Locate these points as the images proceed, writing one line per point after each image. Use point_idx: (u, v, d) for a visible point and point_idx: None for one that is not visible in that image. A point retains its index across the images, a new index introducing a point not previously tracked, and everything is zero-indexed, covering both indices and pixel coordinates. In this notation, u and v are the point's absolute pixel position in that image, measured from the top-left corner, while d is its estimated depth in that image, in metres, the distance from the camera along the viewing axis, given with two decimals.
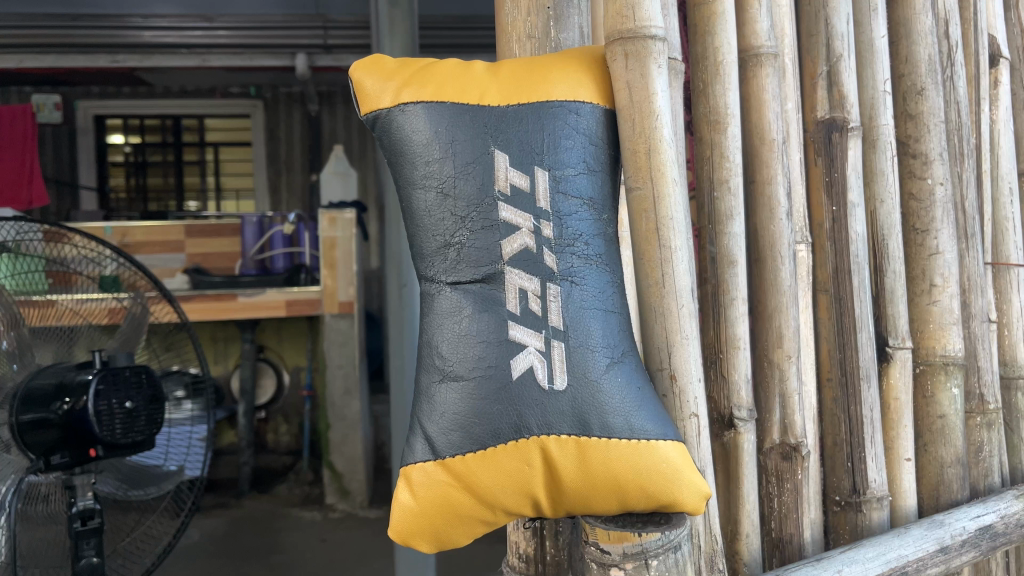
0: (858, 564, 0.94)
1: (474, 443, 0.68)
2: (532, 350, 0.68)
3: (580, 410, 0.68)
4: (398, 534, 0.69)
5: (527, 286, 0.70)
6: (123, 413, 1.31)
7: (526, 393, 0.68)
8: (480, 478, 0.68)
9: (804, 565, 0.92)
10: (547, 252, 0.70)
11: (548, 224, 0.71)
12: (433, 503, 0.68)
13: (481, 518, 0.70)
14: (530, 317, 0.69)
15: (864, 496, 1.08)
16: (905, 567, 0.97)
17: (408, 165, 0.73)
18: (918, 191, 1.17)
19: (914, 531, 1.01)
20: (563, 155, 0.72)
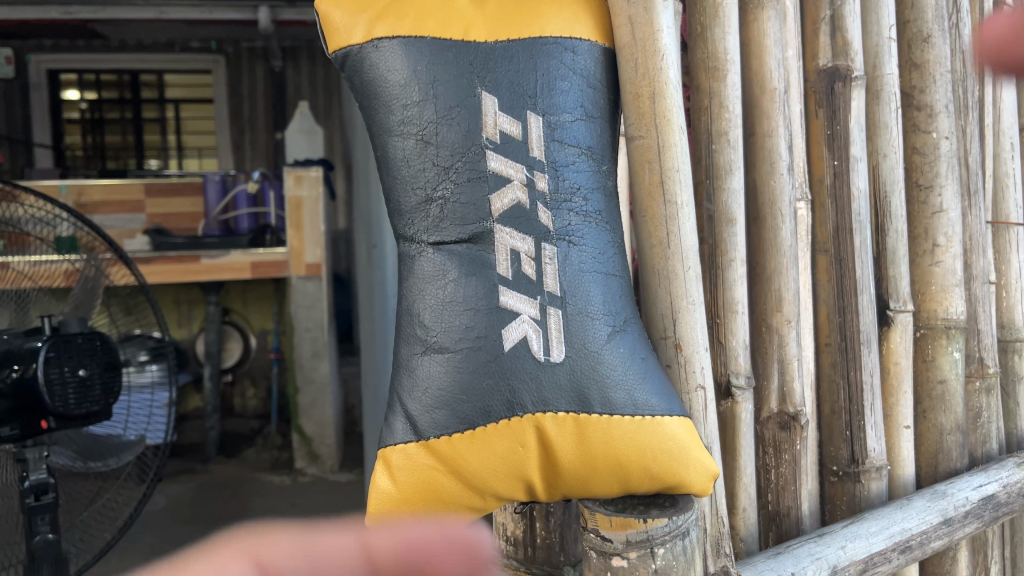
0: (861, 539, 0.89)
1: (461, 422, 0.60)
2: (525, 320, 0.61)
3: (579, 384, 0.60)
4: None
5: (520, 247, 0.62)
6: (76, 382, 1.22)
7: (519, 365, 0.60)
8: (467, 462, 0.60)
9: (806, 542, 0.87)
10: (541, 208, 0.63)
11: (543, 177, 0.63)
12: (415, 490, 0.61)
13: (469, 505, 0.62)
14: (521, 279, 0.61)
15: (862, 466, 1.04)
16: (910, 541, 0.93)
17: (383, 111, 0.64)
18: (921, 144, 1.11)
19: (916, 503, 0.97)
20: (557, 99, 0.64)
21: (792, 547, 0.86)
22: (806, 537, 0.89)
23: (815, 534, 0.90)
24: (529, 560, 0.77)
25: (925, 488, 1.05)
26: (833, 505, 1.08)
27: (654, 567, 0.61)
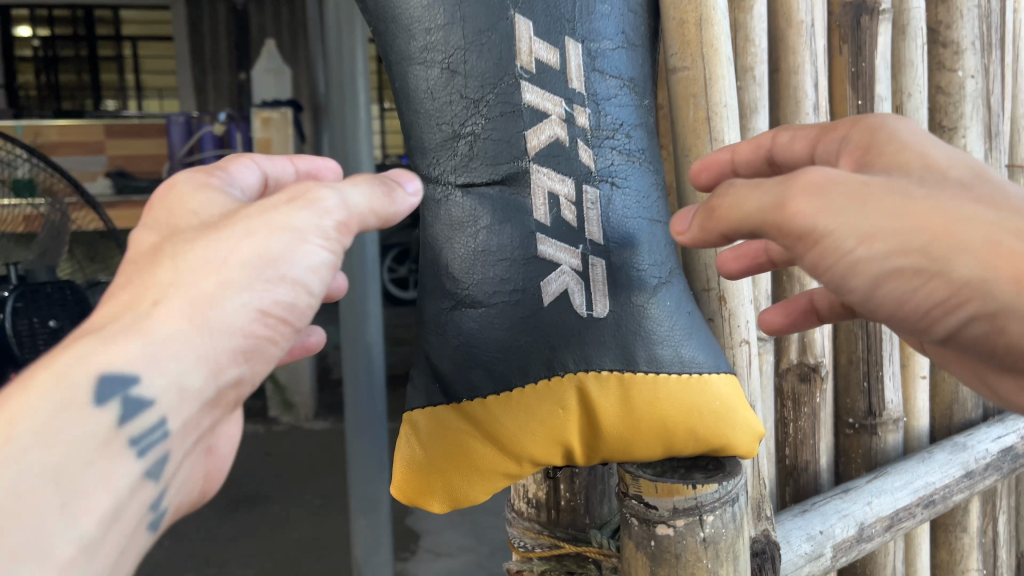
0: (886, 495, 0.86)
1: (497, 383, 0.55)
2: (567, 271, 0.55)
3: (624, 341, 0.56)
4: (401, 490, 0.59)
5: (559, 190, 0.56)
6: (46, 333, 1.19)
7: (562, 322, 0.55)
8: (506, 424, 0.55)
9: (833, 499, 0.84)
10: (584, 147, 0.57)
11: (584, 112, 0.57)
12: (445, 452, 0.57)
13: (504, 470, 0.56)
14: (562, 226, 0.56)
15: (879, 418, 1.00)
16: (934, 495, 0.90)
17: (402, 36, 0.57)
18: (946, 84, 1.06)
19: (939, 456, 0.94)
20: (598, 24, 0.57)
21: (818, 504, 0.83)
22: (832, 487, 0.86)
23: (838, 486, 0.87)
24: (552, 523, 0.74)
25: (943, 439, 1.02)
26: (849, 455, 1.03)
27: (703, 535, 0.58)
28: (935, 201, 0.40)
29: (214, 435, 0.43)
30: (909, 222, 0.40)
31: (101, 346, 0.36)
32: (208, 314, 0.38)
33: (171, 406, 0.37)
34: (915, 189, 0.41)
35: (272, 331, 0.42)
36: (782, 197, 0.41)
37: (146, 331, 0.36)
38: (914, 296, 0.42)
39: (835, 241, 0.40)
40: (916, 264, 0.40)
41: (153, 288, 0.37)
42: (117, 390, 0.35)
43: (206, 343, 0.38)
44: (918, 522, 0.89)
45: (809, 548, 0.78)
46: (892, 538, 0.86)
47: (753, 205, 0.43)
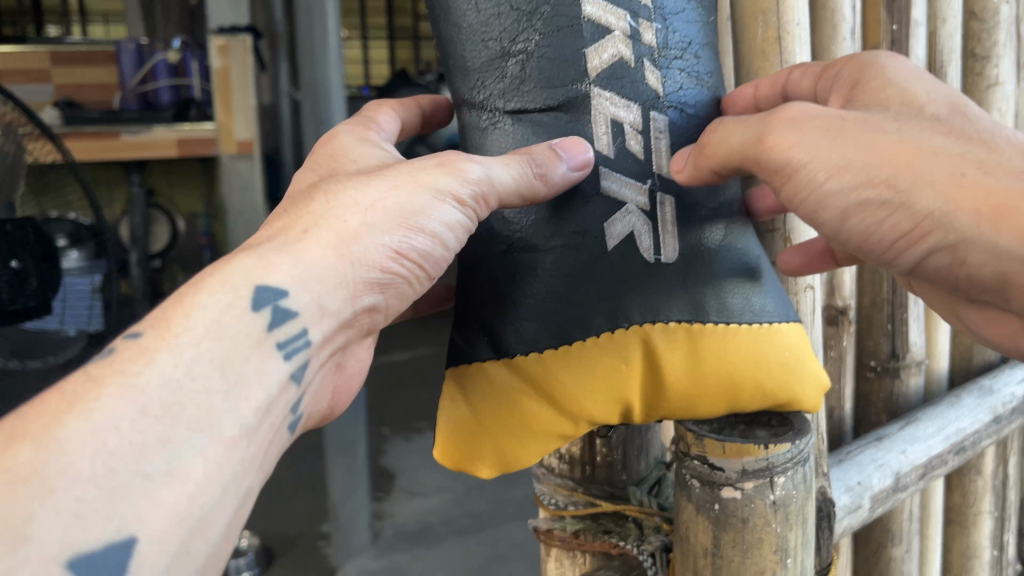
0: (921, 443, 0.83)
1: (553, 336, 0.49)
2: (633, 211, 0.49)
3: (693, 288, 0.50)
4: (444, 453, 0.52)
5: (623, 117, 0.49)
6: (7, 276, 1.08)
7: (628, 267, 0.49)
8: (559, 384, 0.49)
9: (868, 447, 0.80)
10: (651, 68, 0.50)
11: (650, 28, 0.50)
12: (494, 412, 0.51)
13: (558, 432, 0.50)
14: (626, 158, 0.50)
15: (903, 361, 0.97)
16: (964, 440, 0.88)
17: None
18: (981, 9, 1.00)
19: (967, 400, 0.91)
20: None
21: (855, 453, 0.80)
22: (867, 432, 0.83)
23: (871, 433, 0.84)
24: (586, 479, 0.68)
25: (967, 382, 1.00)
26: (869, 400, 1.01)
27: (773, 499, 0.53)
28: (903, 136, 0.46)
29: (344, 351, 0.52)
30: (873, 151, 0.45)
31: (260, 263, 0.43)
32: (348, 250, 0.46)
33: (313, 320, 0.44)
34: (885, 125, 0.46)
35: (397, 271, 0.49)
36: (762, 131, 0.48)
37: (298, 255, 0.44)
38: (882, 227, 0.46)
39: (807, 172, 0.46)
40: (882, 195, 0.45)
41: (304, 219, 0.46)
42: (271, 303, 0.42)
43: (345, 268, 0.46)
44: (949, 468, 0.87)
45: (849, 500, 0.74)
46: (925, 485, 0.84)
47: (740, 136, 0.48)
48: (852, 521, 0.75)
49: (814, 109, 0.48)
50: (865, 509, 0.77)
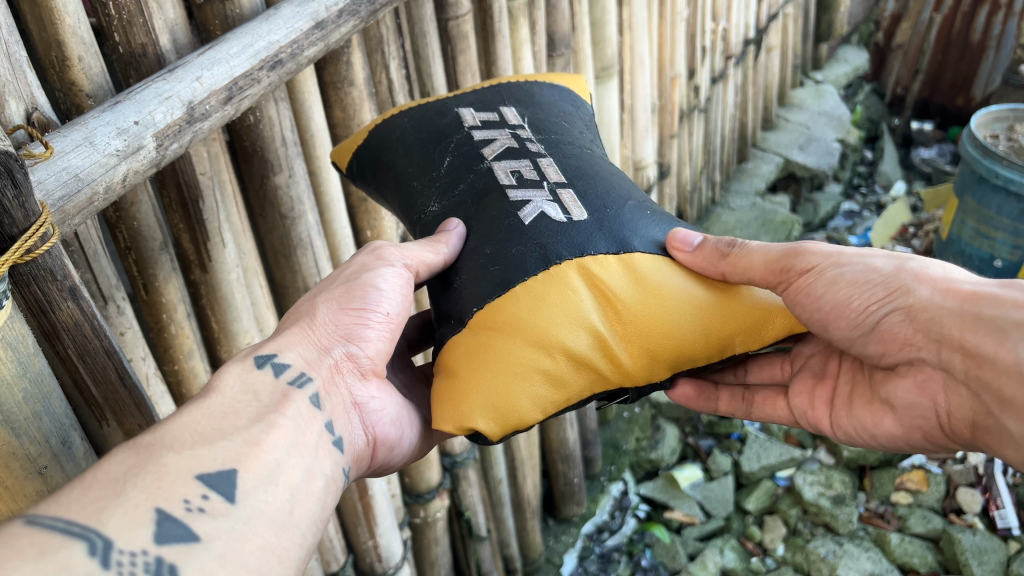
0: (221, 66, 0.97)
1: (512, 297, 0.93)
2: (545, 175, 1.03)
3: (613, 235, 0.97)
4: (515, 330, 0.92)
5: (517, 166, 1.04)
6: None
7: (550, 223, 0.97)
8: (514, 311, 0.92)
9: (154, 83, 0.91)
10: (510, 115, 1.13)
11: (510, 109, 1.14)
12: (529, 330, 0.92)
13: (563, 341, 0.92)
14: (508, 150, 1.06)
15: (64, 57, 0.95)
16: (141, 136, 0.87)
17: (410, 156, 1.12)
18: None
19: (144, 97, 0.89)
20: (531, 109, 1.15)
21: (138, 93, 0.89)
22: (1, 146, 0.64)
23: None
24: None
25: (167, 68, 0.97)
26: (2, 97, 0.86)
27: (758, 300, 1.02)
28: (945, 280, 0.90)
29: None
30: (981, 301, 0.85)
31: None
32: None
33: None
34: (1002, 292, 0.84)
35: (338, 362, 0.94)
36: (794, 247, 0.99)
37: (233, 442, 0.74)
38: (921, 373, 0.93)
39: (846, 273, 0.95)
40: (927, 355, 0.91)
41: None
42: (203, 488, 0.67)
43: None
44: (123, 179, 0.86)
45: (122, 144, 0.85)
46: (232, 107, 0.98)
47: (757, 262, 0.98)
48: (7, 300, 0.67)
49: (834, 248, 0.98)
50: (3, 297, 0.66)
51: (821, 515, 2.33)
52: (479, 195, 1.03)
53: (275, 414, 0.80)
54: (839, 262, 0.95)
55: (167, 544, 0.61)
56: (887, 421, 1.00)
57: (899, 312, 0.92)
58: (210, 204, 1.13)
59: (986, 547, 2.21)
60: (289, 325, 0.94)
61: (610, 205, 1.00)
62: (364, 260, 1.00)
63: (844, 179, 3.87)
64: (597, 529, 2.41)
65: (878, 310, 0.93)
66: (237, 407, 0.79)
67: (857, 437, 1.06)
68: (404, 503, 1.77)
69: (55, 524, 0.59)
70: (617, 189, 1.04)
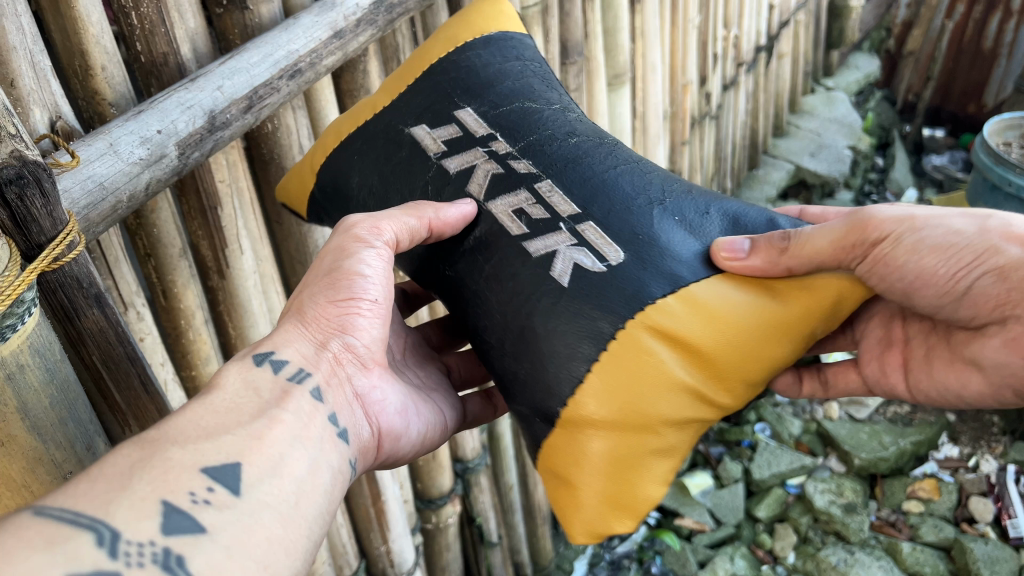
0: (242, 75, 0.98)
1: (589, 382, 0.89)
2: (553, 208, 0.95)
3: (641, 256, 0.91)
4: (612, 421, 0.89)
5: (518, 204, 0.96)
6: None
7: (590, 279, 0.90)
8: (594, 399, 0.89)
9: (177, 92, 0.92)
10: (473, 125, 1.03)
11: (466, 111, 1.04)
12: (626, 418, 0.89)
13: (663, 417, 0.90)
14: (498, 180, 0.99)
15: (88, 66, 0.96)
16: (164, 145, 0.88)
17: (400, 183, 1.04)
18: None
19: (167, 106, 0.90)
20: (486, 112, 1.04)
21: (160, 102, 0.90)
22: (29, 155, 0.65)
23: (20, 162, 0.65)
24: None
25: (189, 76, 0.98)
26: (26, 106, 0.87)
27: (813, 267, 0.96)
28: None
29: None
30: None
31: None
32: None
33: None
34: None
35: (337, 355, 0.92)
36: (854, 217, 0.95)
37: (236, 436, 0.74)
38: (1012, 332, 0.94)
39: (917, 232, 0.94)
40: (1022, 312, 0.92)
41: None
42: (208, 481, 0.68)
43: None
44: (146, 188, 0.87)
45: (145, 153, 0.86)
46: (253, 115, 1.00)
47: (819, 246, 0.91)
48: (35, 308, 0.68)
49: (903, 211, 0.96)
50: (31, 305, 0.67)
51: (832, 524, 2.33)
52: (495, 248, 0.96)
53: (275, 410, 0.81)
54: (915, 228, 0.94)
55: (175, 535, 0.62)
56: (974, 380, 1.02)
57: (990, 273, 0.92)
58: (229, 211, 1.14)
59: (999, 556, 2.20)
60: (283, 322, 0.92)
61: (638, 225, 0.93)
62: (338, 245, 0.95)
63: (855, 187, 3.86)
64: (607, 536, 2.41)
65: (968, 274, 0.92)
66: (238, 402, 0.79)
67: (942, 396, 1.08)
68: (416, 508, 1.77)
69: (64, 515, 0.59)
70: (626, 194, 0.96)
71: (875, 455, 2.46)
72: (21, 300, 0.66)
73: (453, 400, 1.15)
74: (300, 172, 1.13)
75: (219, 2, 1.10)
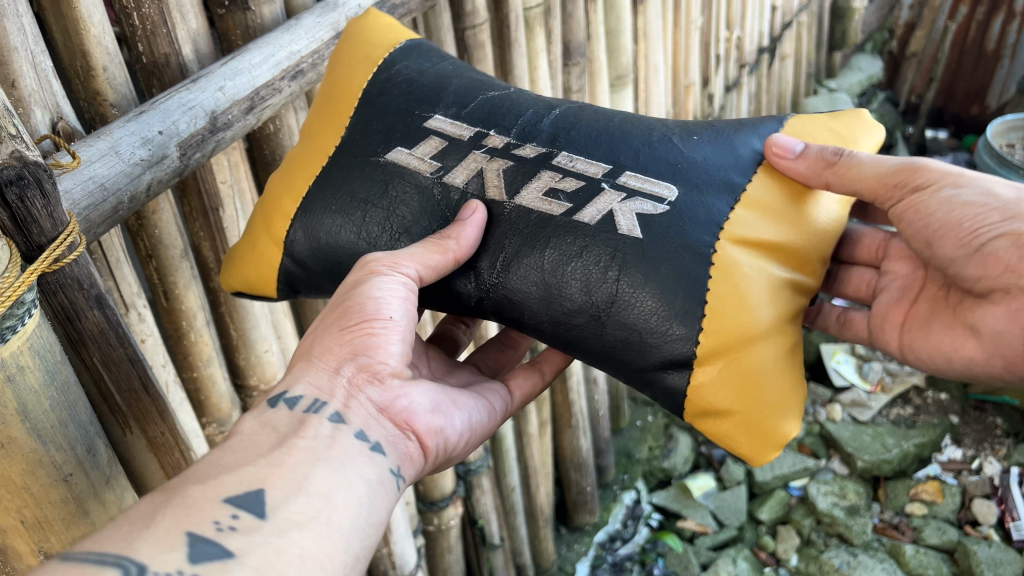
0: (244, 76, 0.98)
1: (697, 305, 0.87)
2: (583, 174, 0.94)
3: (691, 186, 0.92)
4: (735, 340, 0.87)
5: (547, 183, 0.94)
6: None
7: (658, 224, 0.90)
8: (714, 319, 0.87)
9: (178, 92, 0.92)
10: (453, 129, 0.99)
11: (441, 117, 1.00)
12: (744, 334, 0.87)
13: (777, 322, 0.89)
14: (514, 173, 0.95)
15: (91, 69, 0.96)
16: (165, 146, 0.88)
17: (396, 206, 0.98)
18: None
19: (168, 107, 0.89)
20: (466, 126, 0.99)
21: (161, 102, 0.90)
22: (29, 155, 0.65)
23: (21, 162, 0.64)
24: None
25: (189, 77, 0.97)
26: (27, 107, 0.87)
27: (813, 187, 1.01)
28: None
29: None
30: None
31: None
32: None
33: None
34: None
35: (352, 380, 0.86)
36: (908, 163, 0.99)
37: (259, 465, 0.73)
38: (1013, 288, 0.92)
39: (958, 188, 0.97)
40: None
41: None
42: (231, 508, 0.68)
43: None
44: (148, 188, 0.87)
45: (146, 153, 0.86)
46: (255, 115, 1.00)
47: (865, 171, 0.97)
48: (35, 310, 0.68)
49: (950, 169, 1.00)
50: (31, 307, 0.67)
51: (835, 526, 2.32)
52: (541, 232, 0.92)
53: (297, 438, 0.78)
54: (958, 182, 0.97)
55: (202, 563, 0.62)
56: (967, 346, 0.99)
57: (1008, 237, 0.91)
58: (231, 213, 1.14)
59: (1002, 558, 2.19)
60: (293, 366, 0.88)
61: (673, 161, 0.94)
62: (359, 277, 0.90)
63: None
64: (609, 538, 2.40)
65: (986, 233, 0.93)
66: (257, 439, 0.78)
67: (934, 363, 1.04)
68: (418, 511, 1.76)
69: (89, 556, 0.61)
70: (640, 139, 0.96)
71: (879, 457, 2.46)
72: (21, 302, 0.66)
73: (496, 386, 1.10)
74: (264, 251, 1.03)
75: (222, 3, 1.10)
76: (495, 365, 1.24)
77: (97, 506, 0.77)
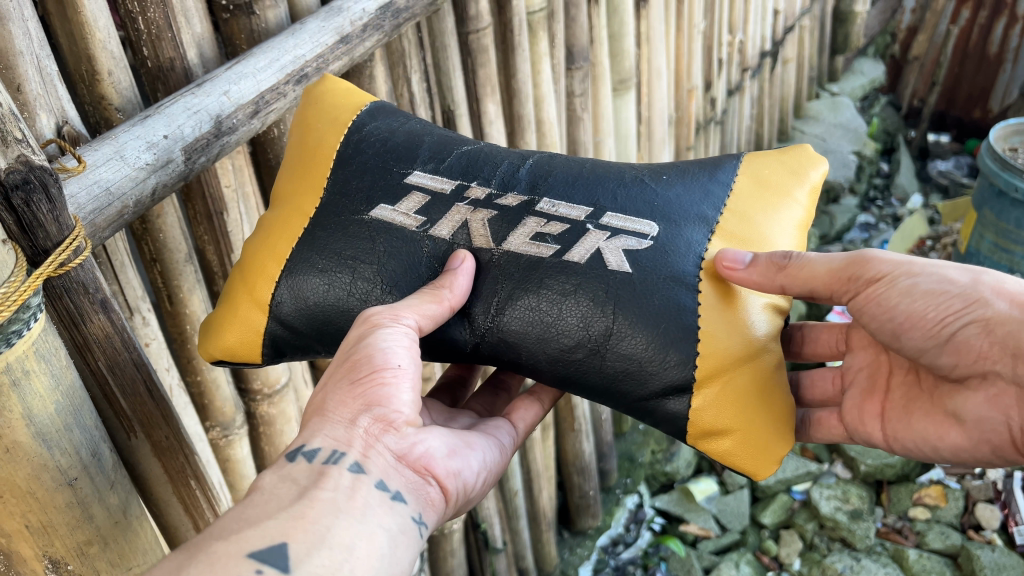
0: (249, 79, 0.98)
1: (688, 331, 0.90)
2: (567, 218, 0.95)
3: (670, 220, 0.95)
4: (728, 363, 0.90)
5: (532, 228, 0.95)
6: None
7: (645, 258, 0.92)
8: (708, 343, 0.90)
9: (183, 96, 0.92)
10: (433, 183, 0.99)
11: (419, 174, 1.00)
12: (736, 355, 0.91)
13: (765, 346, 0.93)
14: (499, 222, 0.96)
15: (97, 73, 0.96)
16: (171, 150, 0.88)
17: (383, 263, 0.96)
18: None
19: (173, 112, 0.90)
20: (446, 186, 0.99)
21: (166, 107, 0.90)
22: (35, 159, 0.66)
23: (27, 166, 0.65)
24: None
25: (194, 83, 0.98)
26: (32, 111, 0.87)
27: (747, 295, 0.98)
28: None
29: None
30: None
31: None
32: None
33: None
34: None
35: (369, 431, 0.83)
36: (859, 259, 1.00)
37: (280, 519, 0.73)
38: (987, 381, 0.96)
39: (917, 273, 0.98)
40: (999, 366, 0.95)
41: None
42: (256, 564, 0.68)
43: None
44: (153, 193, 0.87)
45: (152, 157, 0.86)
46: (259, 121, 1.00)
47: (814, 271, 0.94)
48: (41, 314, 0.68)
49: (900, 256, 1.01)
50: (37, 310, 0.68)
51: (838, 530, 2.32)
52: (531, 274, 0.93)
53: (316, 489, 0.77)
54: (911, 272, 0.98)
55: None
56: (950, 434, 1.01)
57: (976, 323, 0.95)
58: (234, 216, 1.14)
59: (1006, 562, 2.18)
60: (306, 424, 0.85)
61: (653, 199, 0.96)
62: (360, 332, 0.89)
63: (860, 192, 3.85)
64: (611, 542, 2.39)
65: (954, 321, 0.95)
66: (276, 493, 0.77)
67: (916, 450, 1.06)
68: None
69: None
70: (614, 181, 0.98)
71: (882, 461, 2.46)
72: (26, 306, 0.66)
73: (501, 422, 1.08)
74: (242, 312, 1.00)
75: (226, 7, 1.10)
76: (489, 407, 1.21)
77: (100, 508, 0.77)
